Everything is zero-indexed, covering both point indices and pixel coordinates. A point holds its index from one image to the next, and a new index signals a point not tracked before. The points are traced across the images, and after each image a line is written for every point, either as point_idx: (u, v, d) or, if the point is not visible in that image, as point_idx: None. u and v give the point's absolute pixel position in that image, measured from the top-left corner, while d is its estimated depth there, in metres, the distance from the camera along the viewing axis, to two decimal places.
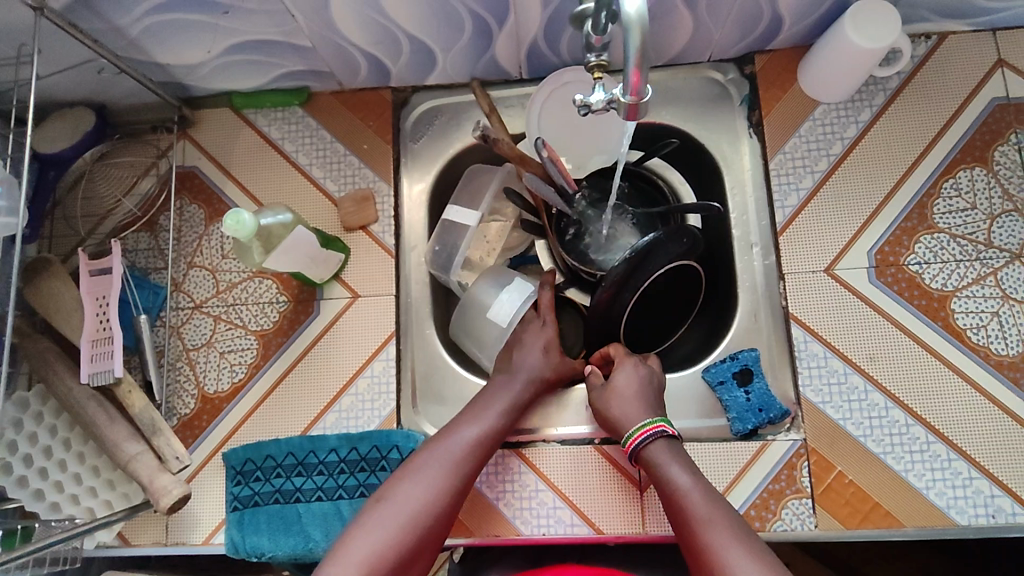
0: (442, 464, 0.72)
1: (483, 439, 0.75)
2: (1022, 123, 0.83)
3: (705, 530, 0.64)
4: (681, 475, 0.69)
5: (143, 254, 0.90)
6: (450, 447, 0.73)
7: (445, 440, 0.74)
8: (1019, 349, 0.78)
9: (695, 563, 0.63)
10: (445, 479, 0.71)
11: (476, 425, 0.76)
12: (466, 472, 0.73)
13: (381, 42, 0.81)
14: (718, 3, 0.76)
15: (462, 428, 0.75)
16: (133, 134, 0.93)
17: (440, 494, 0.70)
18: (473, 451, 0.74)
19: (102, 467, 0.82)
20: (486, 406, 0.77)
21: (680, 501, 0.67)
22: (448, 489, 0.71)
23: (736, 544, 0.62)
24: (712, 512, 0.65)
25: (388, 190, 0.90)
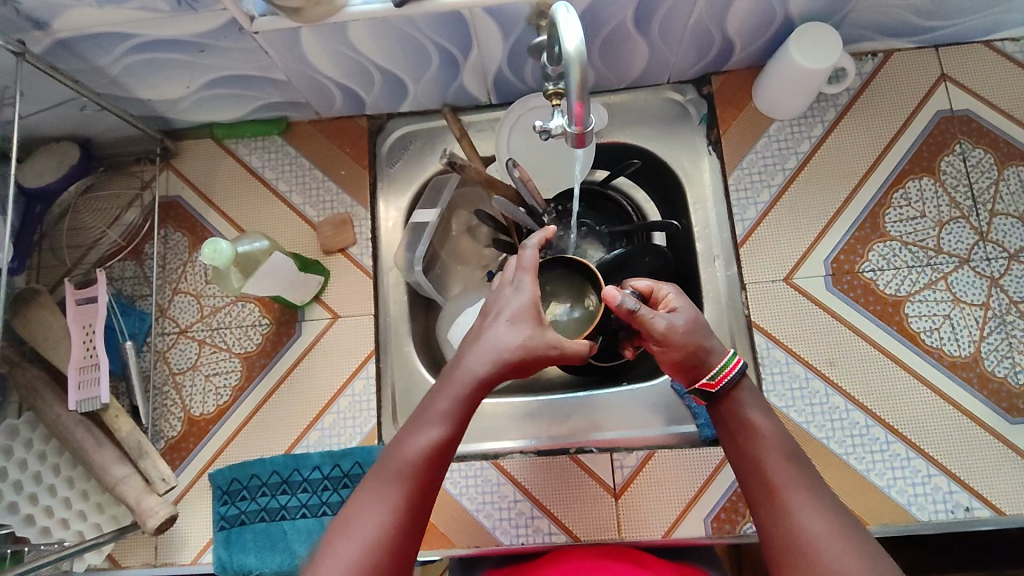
0: (391, 492, 0.55)
1: (440, 441, 0.58)
2: (966, 134, 0.87)
3: (777, 477, 0.57)
4: (761, 414, 0.61)
5: (129, 282, 0.93)
6: (400, 458, 0.57)
7: (391, 456, 0.57)
8: (970, 349, 0.81)
9: (761, 504, 0.57)
10: (397, 511, 0.54)
11: (424, 433, 0.58)
12: (426, 485, 0.56)
13: (352, 73, 0.85)
14: (669, 29, 0.80)
15: (410, 437, 0.58)
16: (118, 166, 0.96)
17: (393, 530, 0.54)
18: (431, 462, 0.57)
19: (91, 491, 0.84)
20: (436, 406, 0.59)
21: (751, 441, 0.60)
22: (407, 518, 0.55)
23: (809, 497, 0.56)
24: (790, 459, 0.58)
25: (365, 214, 0.93)
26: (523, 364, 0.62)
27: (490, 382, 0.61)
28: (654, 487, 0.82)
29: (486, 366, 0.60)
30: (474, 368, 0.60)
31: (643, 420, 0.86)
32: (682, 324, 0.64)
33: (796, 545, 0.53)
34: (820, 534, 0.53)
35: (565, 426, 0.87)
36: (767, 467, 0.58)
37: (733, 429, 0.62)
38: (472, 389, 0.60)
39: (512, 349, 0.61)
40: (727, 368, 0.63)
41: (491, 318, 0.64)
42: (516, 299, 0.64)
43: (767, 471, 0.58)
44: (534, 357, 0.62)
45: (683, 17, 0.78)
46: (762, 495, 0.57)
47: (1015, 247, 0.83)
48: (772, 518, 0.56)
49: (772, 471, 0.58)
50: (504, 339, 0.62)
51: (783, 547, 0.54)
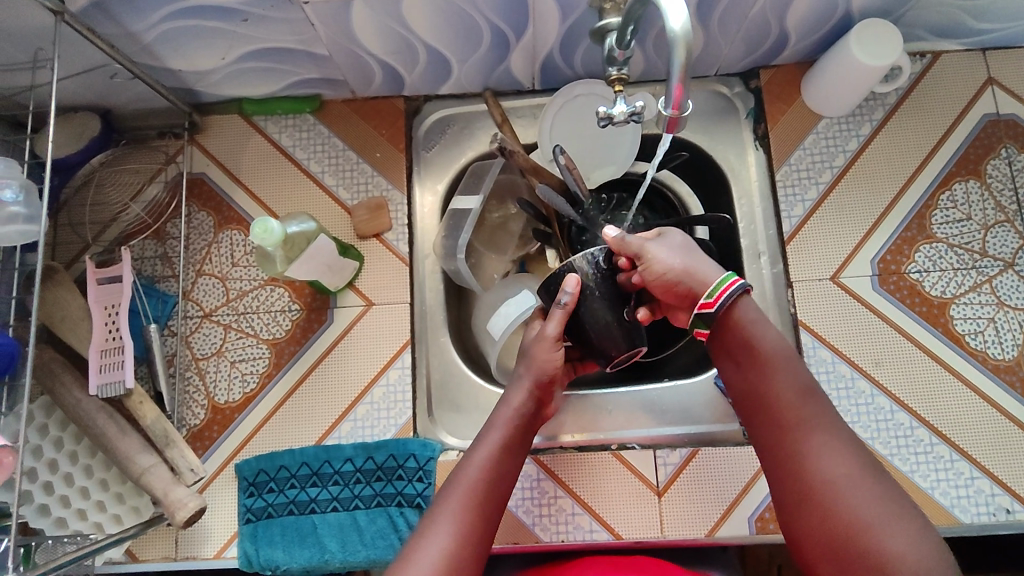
0: (453, 511, 0.58)
1: (498, 456, 0.63)
2: (1012, 139, 0.87)
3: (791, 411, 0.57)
4: (773, 339, 0.60)
5: (151, 261, 0.88)
6: (465, 471, 0.61)
7: (449, 482, 0.61)
8: (1014, 353, 0.82)
9: (774, 433, 0.57)
10: (461, 530, 0.57)
11: (477, 455, 0.63)
12: (490, 493, 0.61)
13: (398, 51, 0.82)
14: (729, 19, 0.78)
15: (465, 463, 0.62)
16: (139, 139, 0.91)
17: (460, 550, 0.56)
18: (492, 477, 0.62)
19: (111, 480, 0.79)
20: (484, 436, 0.65)
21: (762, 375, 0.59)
22: (470, 540, 0.57)
23: (822, 434, 0.55)
24: (802, 392, 0.58)
25: (401, 198, 0.90)
26: (541, 378, 0.69)
27: (528, 415, 0.68)
28: (697, 485, 0.81)
29: (517, 399, 0.68)
30: (514, 405, 0.67)
31: (687, 417, 0.85)
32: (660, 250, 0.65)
33: (812, 486, 0.54)
34: (833, 474, 0.53)
35: (603, 421, 0.86)
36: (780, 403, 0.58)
37: (742, 361, 0.61)
38: (515, 422, 0.67)
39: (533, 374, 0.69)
40: (722, 287, 0.62)
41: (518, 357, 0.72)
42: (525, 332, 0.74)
43: (778, 406, 0.58)
44: (547, 368, 0.69)
45: (745, 7, 0.76)
46: (776, 428, 0.57)
47: None
48: (785, 456, 0.56)
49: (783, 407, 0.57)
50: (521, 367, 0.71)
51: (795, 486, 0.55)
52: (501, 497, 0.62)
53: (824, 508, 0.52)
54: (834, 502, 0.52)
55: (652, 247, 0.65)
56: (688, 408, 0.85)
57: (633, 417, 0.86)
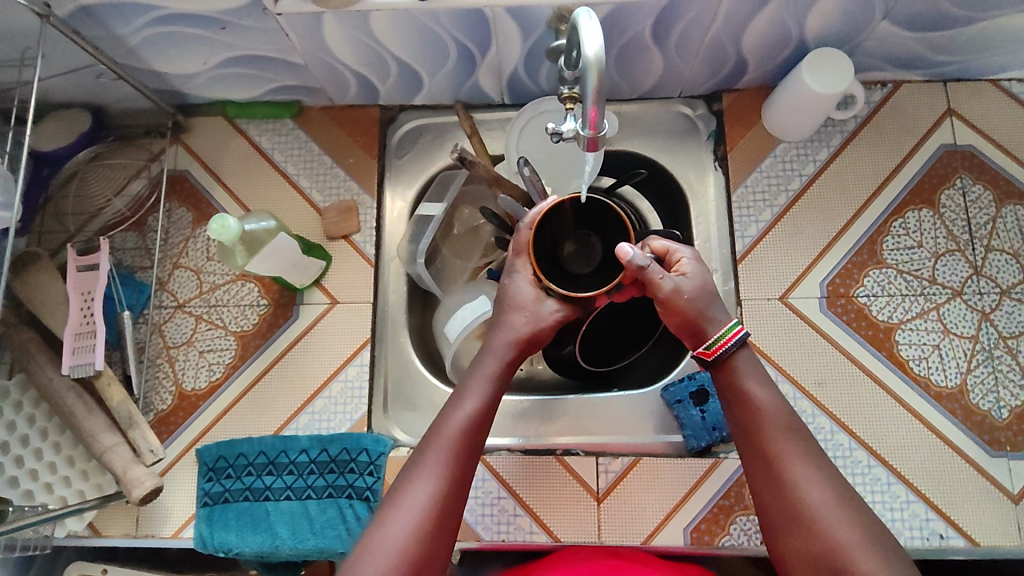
0: (437, 464, 0.61)
1: (484, 407, 0.65)
2: (967, 170, 0.88)
3: (775, 447, 0.62)
4: (758, 388, 0.65)
5: (131, 253, 0.93)
6: (452, 423, 0.63)
7: (434, 432, 0.63)
8: (957, 380, 0.83)
9: (763, 470, 0.62)
10: (444, 481, 0.60)
11: (465, 405, 0.65)
12: (474, 444, 0.63)
13: (370, 63, 0.85)
14: (686, 43, 0.81)
15: (449, 413, 0.64)
16: (126, 136, 0.96)
17: (443, 500, 0.60)
18: (475, 428, 0.64)
19: (78, 458, 0.84)
20: (471, 385, 0.66)
21: (750, 411, 0.64)
22: (453, 490, 0.61)
23: (805, 465, 0.61)
24: (787, 430, 0.63)
25: (371, 202, 0.94)
26: (533, 340, 0.70)
27: (514, 360, 0.69)
28: (636, 493, 0.83)
29: (504, 348, 0.68)
30: (501, 355, 0.68)
31: (633, 427, 0.88)
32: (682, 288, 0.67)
33: (798, 517, 0.59)
34: (817, 503, 0.59)
35: (551, 427, 0.89)
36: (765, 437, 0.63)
37: (733, 401, 0.66)
38: (502, 371, 0.67)
39: (526, 326, 0.69)
40: (724, 338, 0.66)
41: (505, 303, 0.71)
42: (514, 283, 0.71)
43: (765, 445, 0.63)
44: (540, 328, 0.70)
45: (700, 33, 0.79)
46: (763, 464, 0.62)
47: (1006, 283, 0.85)
48: (772, 488, 0.61)
49: (769, 440, 0.63)
50: (515, 322, 0.70)
51: (781, 509, 0.60)
52: (483, 443, 0.64)
53: (812, 532, 0.58)
54: (821, 526, 0.57)
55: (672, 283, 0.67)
56: (633, 418, 0.88)
57: (580, 424, 0.89)
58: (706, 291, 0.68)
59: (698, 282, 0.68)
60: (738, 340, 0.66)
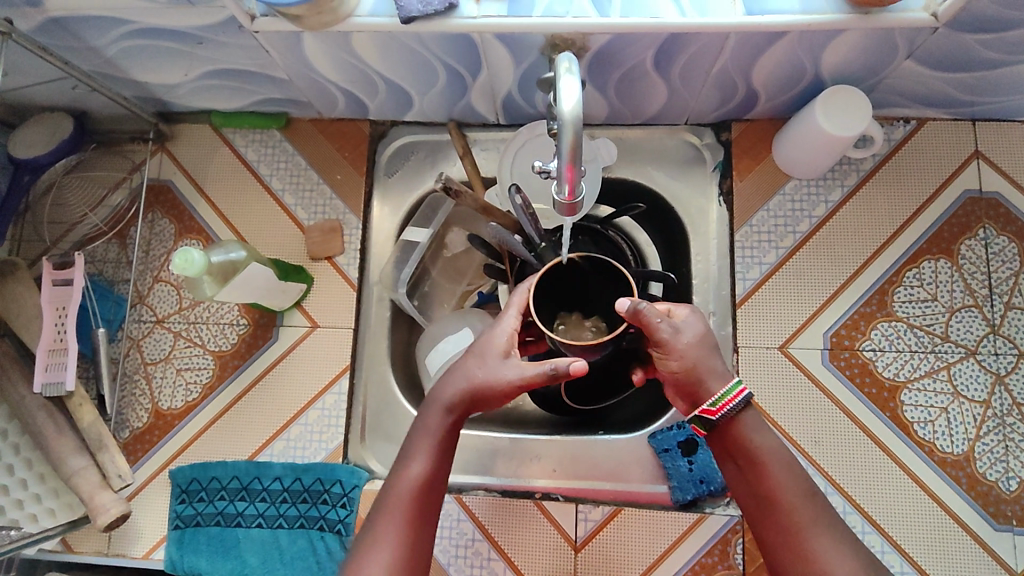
0: (390, 531, 0.60)
1: (434, 466, 0.63)
2: (992, 219, 0.82)
3: (797, 516, 0.59)
4: (770, 447, 0.62)
5: (111, 265, 0.91)
6: (401, 487, 0.62)
7: (385, 497, 0.62)
8: (963, 447, 0.78)
9: (784, 542, 0.59)
10: (399, 549, 0.59)
11: (413, 466, 0.63)
12: (426, 505, 0.62)
13: (357, 81, 0.81)
14: (691, 73, 0.76)
15: (398, 476, 0.63)
16: (110, 142, 0.93)
17: (400, 570, 0.58)
18: (425, 489, 0.62)
19: (48, 475, 0.82)
20: (416, 445, 0.64)
21: (766, 478, 0.61)
22: (410, 556, 0.60)
23: (827, 536, 0.58)
24: (804, 496, 0.60)
25: (356, 222, 0.91)
26: (483, 396, 0.65)
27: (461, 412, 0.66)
28: (615, 544, 0.80)
29: (451, 401, 0.65)
30: (444, 406, 0.65)
31: (619, 474, 0.84)
32: (681, 336, 0.63)
33: None
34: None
35: (534, 468, 0.85)
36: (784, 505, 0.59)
37: (745, 464, 0.62)
38: (447, 427, 0.65)
39: (483, 377, 0.65)
40: (729, 397, 0.62)
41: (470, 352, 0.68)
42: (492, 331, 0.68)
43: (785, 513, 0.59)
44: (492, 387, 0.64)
45: (707, 63, 0.74)
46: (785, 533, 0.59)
47: None
48: (796, 561, 0.58)
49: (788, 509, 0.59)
50: (472, 369, 0.66)
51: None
52: (436, 502, 0.63)
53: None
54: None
55: (666, 328, 0.63)
56: (617, 466, 0.84)
57: (562, 468, 0.85)
58: (706, 341, 0.64)
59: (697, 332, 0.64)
60: (743, 399, 0.62)
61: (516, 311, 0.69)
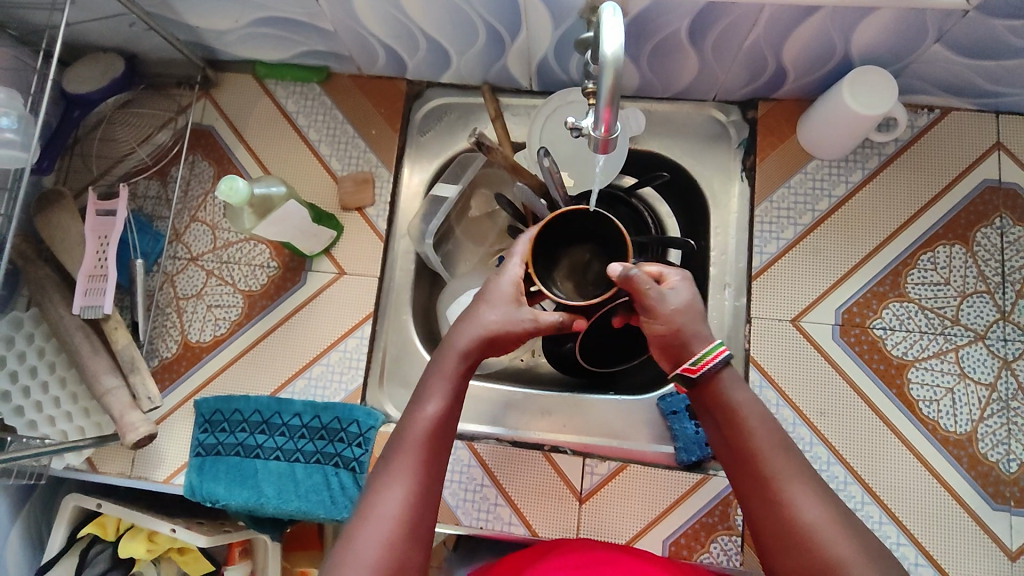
0: (407, 468, 0.60)
1: (447, 408, 0.64)
2: (1008, 209, 0.84)
3: (768, 463, 0.58)
4: (743, 400, 0.62)
5: (151, 201, 0.95)
6: (414, 426, 0.62)
7: (400, 437, 0.62)
8: (967, 427, 0.80)
9: (756, 489, 0.58)
10: (414, 489, 0.59)
11: (426, 406, 0.63)
12: (438, 446, 0.62)
13: (399, 36, 0.84)
14: (723, 46, 0.79)
15: (412, 416, 0.63)
16: (158, 86, 0.98)
17: (415, 506, 0.58)
18: (438, 429, 0.62)
19: (81, 395, 0.86)
20: (432, 386, 0.65)
21: (741, 429, 0.60)
22: (423, 494, 0.59)
23: (801, 485, 0.57)
24: (779, 447, 0.59)
25: (388, 176, 0.94)
26: (501, 339, 0.67)
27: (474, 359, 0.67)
28: (620, 498, 0.82)
29: (468, 345, 0.67)
30: (461, 350, 0.67)
31: (627, 434, 0.86)
32: (668, 302, 0.64)
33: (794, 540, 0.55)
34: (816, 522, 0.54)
35: (541, 422, 0.88)
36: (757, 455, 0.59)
37: (721, 415, 0.62)
38: (460, 371, 0.66)
39: (494, 326, 0.67)
40: (708, 357, 0.63)
41: (480, 299, 0.70)
42: (498, 280, 0.69)
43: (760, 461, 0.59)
44: (511, 331, 0.67)
45: (739, 36, 0.76)
46: (757, 481, 0.58)
47: None
48: (769, 508, 0.57)
49: (763, 458, 0.58)
50: (486, 316, 0.68)
51: (779, 538, 0.55)
52: (448, 444, 0.63)
53: (808, 556, 0.54)
54: (817, 551, 0.53)
55: (655, 292, 0.64)
56: (626, 424, 0.87)
57: (571, 424, 0.88)
58: (694, 308, 0.66)
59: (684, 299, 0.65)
60: (721, 361, 0.63)
61: (521, 259, 0.70)
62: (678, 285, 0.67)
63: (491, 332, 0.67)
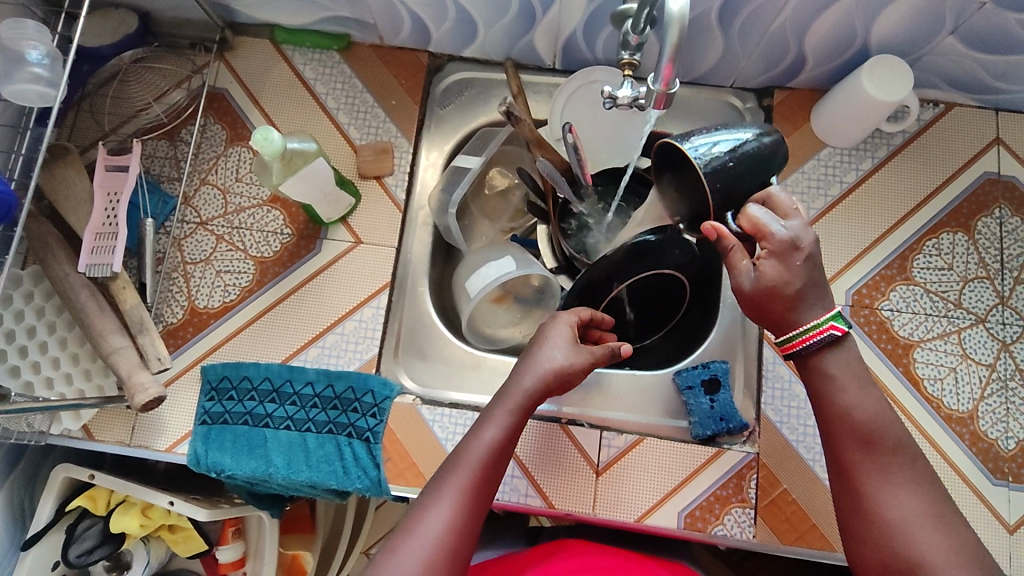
0: (456, 489, 0.62)
1: (504, 439, 0.66)
2: (1007, 200, 0.89)
3: (859, 459, 0.62)
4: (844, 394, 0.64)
5: (159, 162, 0.92)
6: (471, 452, 0.64)
7: (455, 459, 0.65)
8: (969, 405, 0.83)
9: (846, 482, 0.63)
10: (459, 511, 0.61)
11: (484, 434, 0.66)
12: (491, 476, 0.64)
13: (430, 4, 0.85)
14: (750, 29, 0.82)
15: (472, 442, 0.66)
16: (171, 46, 0.95)
17: (458, 530, 0.60)
18: (494, 458, 0.65)
19: (82, 357, 0.82)
20: (493, 414, 0.67)
21: (832, 420, 0.64)
22: (467, 519, 0.61)
23: (889, 480, 0.61)
24: (873, 443, 0.62)
25: (408, 147, 0.93)
26: (565, 378, 0.70)
27: (538, 396, 0.69)
28: (637, 470, 0.83)
29: (531, 383, 0.69)
30: (526, 386, 0.68)
31: (642, 408, 0.88)
32: (752, 286, 0.65)
33: (878, 529, 0.60)
34: (902, 517, 0.59)
35: (559, 395, 0.89)
36: (844, 449, 0.63)
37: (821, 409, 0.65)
38: (523, 405, 0.68)
39: (556, 364, 0.70)
40: (800, 338, 0.65)
41: (539, 339, 0.74)
42: (553, 325, 0.74)
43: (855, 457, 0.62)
44: (574, 370, 0.71)
45: (767, 19, 0.79)
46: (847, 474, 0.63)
47: None
48: (857, 503, 0.62)
49: (850, 453, 0.62)
50: (546, 356, 0.71)
51: (864, 528, 0.61)
52: (500, 474, 0.65)
53: (884, 546, 0.59)
54: (895, 543, 0.58)
55: (744, 271, 0.65)
56: (641, 398, 0.88)
57: (587, 398, 0.89)
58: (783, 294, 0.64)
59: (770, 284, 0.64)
60: (824, 339, 0.64)
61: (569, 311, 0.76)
62: (772, 266, 0.64)
63: (555, 371, 0.70)
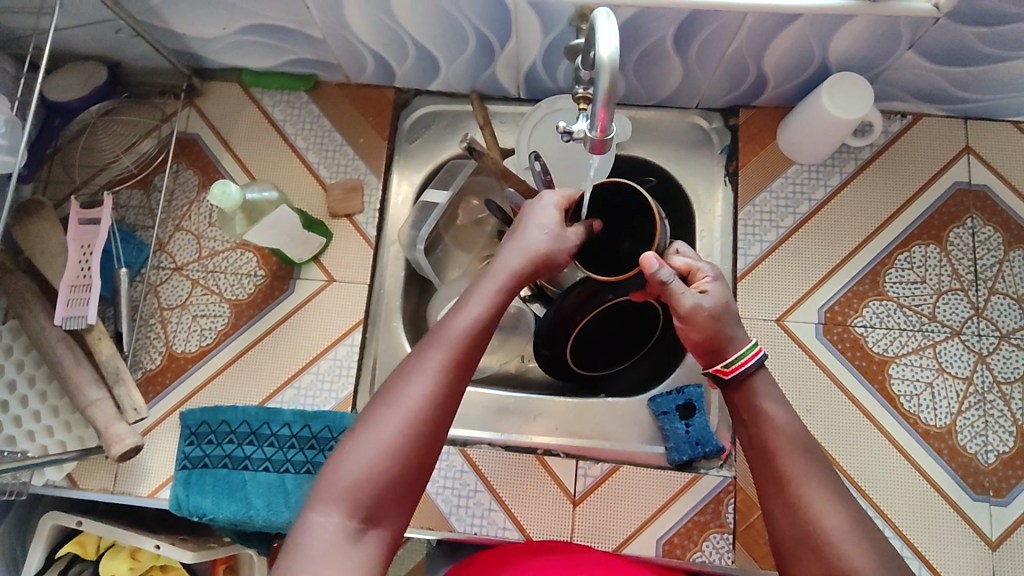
0: (438, 363, 0.55)
1: (489, 317, 0.59)
2: (979, 210, 0.88)
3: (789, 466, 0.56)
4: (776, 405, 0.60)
5: (133, 211, 0.94)
6: (454, 326, 0.57)
7: (437, 330, 0.57)
8: (946, 420, 0.82)
9: (775, 493, 0.56)
10: (440, 383, 0.54)
11: (469, 310, 0.58)
12: (475, 353, 0.57)
13: (389, 43, 0.86)
14: (707, 54, 0.82)
15: (454, 315, 0.58)
16: (141, 95, 0.97)
17: (438, 402, 0.54)
18: (479, 333, 0.57)
19: (62, 409, 0.84)
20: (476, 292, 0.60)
21: (763, 434, 0.59)
22: (448, 396, 0.54)
23: (822, 489, 0.55)
24: (802, 450, 0.57)
25: (376, 183, 0.94)
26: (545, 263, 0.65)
27: (523, 277, 0.63)
28: (613, 498, 0.83)
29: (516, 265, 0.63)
30: (513, 269, 0.63)
31: (621, 435, 0.87)
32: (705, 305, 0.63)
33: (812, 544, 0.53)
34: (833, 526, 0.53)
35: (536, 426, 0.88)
36: (778, 455, 0.57)
37: (751, 421, 0.60)
38: (509, 283, 0.62)
39: (543, 246, 0.65)
40: (744, 359, 0.62)
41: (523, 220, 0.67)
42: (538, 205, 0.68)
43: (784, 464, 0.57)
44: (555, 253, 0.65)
45: (722, 44, 0.79)
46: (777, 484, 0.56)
47: (1006, 327, 0.84)
48: (785, 510, 0.55)
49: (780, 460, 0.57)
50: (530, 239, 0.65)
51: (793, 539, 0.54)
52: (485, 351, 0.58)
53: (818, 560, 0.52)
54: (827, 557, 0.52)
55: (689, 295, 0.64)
56: (620, 426, 0.87)
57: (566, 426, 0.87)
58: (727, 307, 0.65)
59: (720, 301, 0.65)
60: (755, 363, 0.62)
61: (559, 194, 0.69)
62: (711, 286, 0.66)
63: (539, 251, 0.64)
